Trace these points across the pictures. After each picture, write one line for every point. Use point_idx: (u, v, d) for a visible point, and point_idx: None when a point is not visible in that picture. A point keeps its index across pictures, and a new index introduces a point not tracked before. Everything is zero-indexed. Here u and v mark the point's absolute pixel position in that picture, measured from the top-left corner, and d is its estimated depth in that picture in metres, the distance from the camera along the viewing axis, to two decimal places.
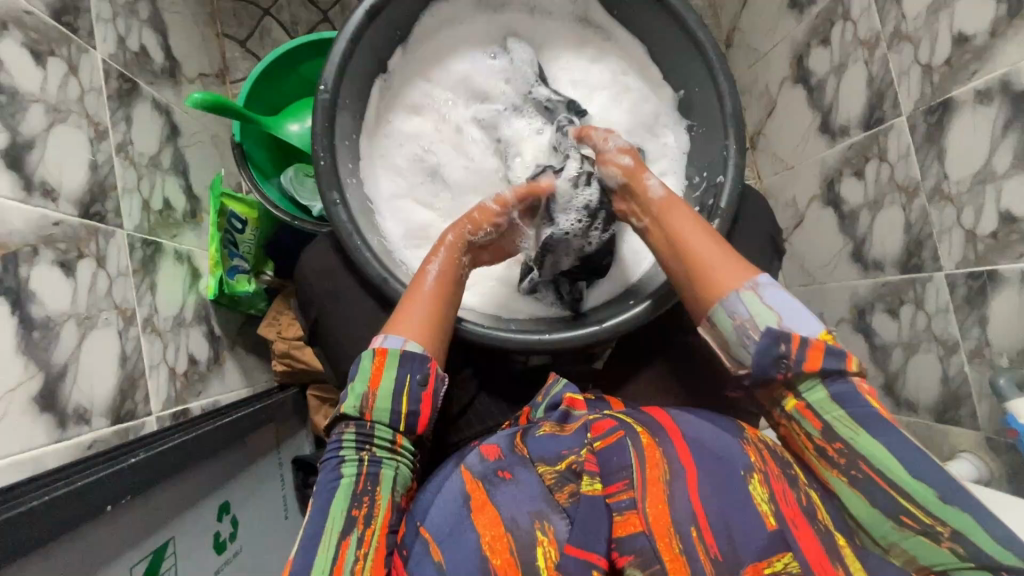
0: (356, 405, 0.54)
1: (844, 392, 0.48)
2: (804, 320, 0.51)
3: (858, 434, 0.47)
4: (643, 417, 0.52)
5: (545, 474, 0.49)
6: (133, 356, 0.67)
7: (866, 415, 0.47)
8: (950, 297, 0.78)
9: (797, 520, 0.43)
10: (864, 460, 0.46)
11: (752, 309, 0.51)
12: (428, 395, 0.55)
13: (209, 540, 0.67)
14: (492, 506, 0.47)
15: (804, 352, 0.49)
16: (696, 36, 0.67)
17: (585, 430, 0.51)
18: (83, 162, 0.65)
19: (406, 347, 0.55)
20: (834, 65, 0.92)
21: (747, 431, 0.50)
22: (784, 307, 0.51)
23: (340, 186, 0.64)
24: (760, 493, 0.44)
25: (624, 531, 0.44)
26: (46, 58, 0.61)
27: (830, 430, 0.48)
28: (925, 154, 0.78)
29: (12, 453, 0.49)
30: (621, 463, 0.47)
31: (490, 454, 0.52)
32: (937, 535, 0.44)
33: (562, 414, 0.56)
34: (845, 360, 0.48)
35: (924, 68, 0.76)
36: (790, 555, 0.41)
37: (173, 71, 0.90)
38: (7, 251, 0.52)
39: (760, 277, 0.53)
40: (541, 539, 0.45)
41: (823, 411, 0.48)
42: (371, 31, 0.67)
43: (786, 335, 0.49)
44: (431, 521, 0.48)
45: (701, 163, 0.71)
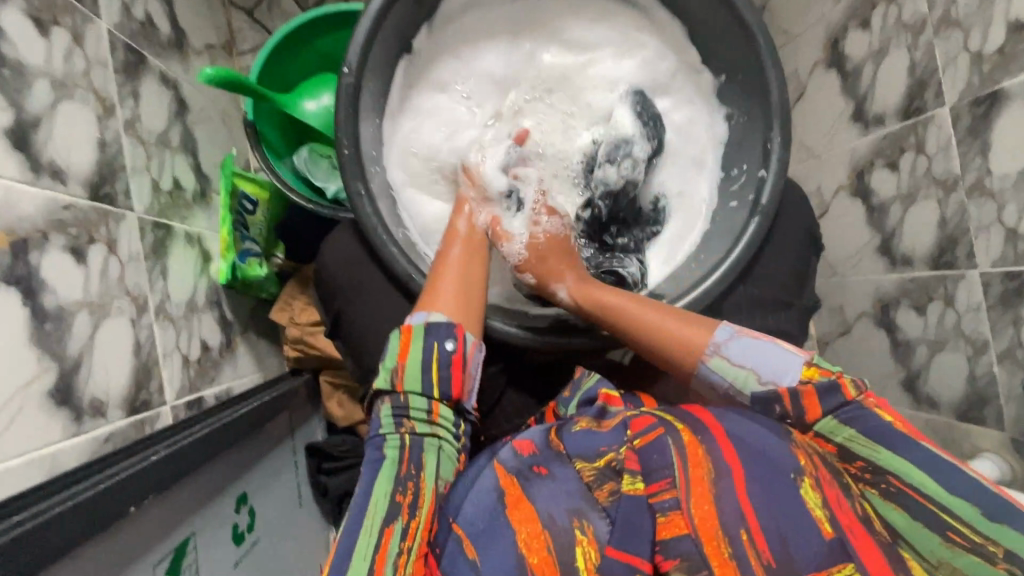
0: (387, 378, 0.52)
1: (852, 415, 0.46)
2: (775, 365, 0.50)
3: (877, 451, 0.44)
4: (682, 412, 0.48)
5: (584, 470, 0.46)
6: (147, 344, 0.65)
7: (883, 431, 0.44)
8: (983, 296, 0.76)
9: (855, 529, 0.39)
10: (891, 473, 0.43)
11: (726, 375, 0.52)
12: (458, 359, 0.53)
13: (227, 533, 0.66)
14: (528, 502, 0.45)
15: (797, 403, 0.47)
16: (744, 18, 0.63)
17: (624, 426, 0.47)
18: (91, 140, 0.61)
19: (431, 319, 0.54)
20: (874, 50, 0.88)
21: (794, 433, 0.45)
22: (749, 361, 0.51)
23: (365, 175, 0.61)
24: (812, 498, 0.40)
25: (669, 533, 0.40)
26: (50, 27, 0.57)
27: (847, 451, 0.45)
28: (967, 147, 0.75)
29: (30, 452, 0.48)
30: (663, 462, 0.42)
31: (525, 450, 0.50)
32: (991, 556, 0.38)
33: (599, 410, 0.53)
34: (842, 390, 0.47)
35: (974, 56, 0.73)
36: (850, 567, 0.38)
37: (179, 42, 0.85)
38: (16, 238, 0.49)
39: (717, 335, 0.53)
40: (581, 539, 0.42)
41: (834, 435, 0.46)
42: (396, 10, 0.63)
43: (774, 395, 0.49)
44: (465, 517, 0.46)
45: (739, 155, 0.68)
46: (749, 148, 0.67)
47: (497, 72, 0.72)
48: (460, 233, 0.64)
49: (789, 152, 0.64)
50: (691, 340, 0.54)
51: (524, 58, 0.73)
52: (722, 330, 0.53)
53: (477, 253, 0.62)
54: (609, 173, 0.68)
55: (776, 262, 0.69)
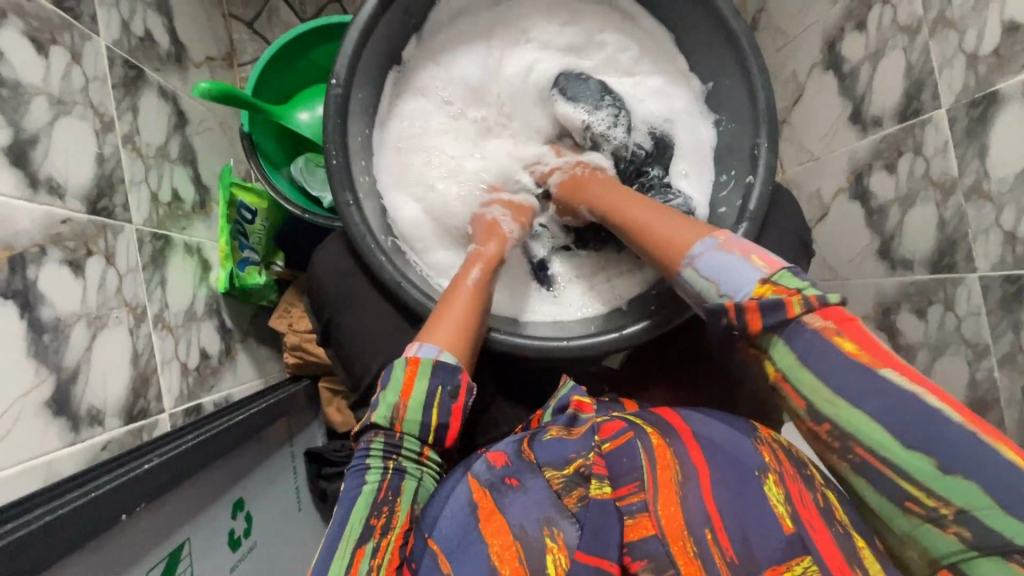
0: (387, 415, 0.52)
1: (808, 353, 0.43)
2: (737, 278, 0.47)
3: (840, 408, 0.41)
4: (650, 416, 0.50)
5: (553, 479, 0.46)
6: (145, 353, 0.66)
7: (839, 377, 0.42)
8: (983, 300, 0.74)
9: (813, 520, 0.40)
10: (856, 442, 0.41)
11: (696, 286, 0.50)
12: (459, 407, 0.53)
13: (223, 539, 0.67)
14: (500, 514, 0.44)
15: (741, 319, 0.46)
16: (730, 25, 0.63)
17: (593, 432, 0.49)
18: (90, 155, 0.63)
19: (441, 357, 0.54)
20: (870, 52, 0.87)
21: (761, 432, 0.47)
22: (714, 272, 0.48)
23: (353, 186, 0.62)
24: (776, 493, 0.41)
25: (636, 535, 0.41)
26: (48, 46, 0.59)
27: (812, 407, 0.43)
28: (965, 149, 0.74)
29: (26, 460, 0.49)
30: (632, 465, 0.44)
31: (498, 461, 0.49)
32: (942, 521, 0.38)
33: (569, 417, 0.53)
34: (785, 307, 0.44)
35: (969, 58, 0.72)
36: (809, 559, 0.38)
37: (179, 56, 0.87)
38: (14, 252, 0.51)
39: (695, 246, 0.50)
40: (550, 546, 0.42)
41: (797, 381, 0.44)
42: (384, 22, 0.64)
43: (722, 308, 0.47)
44: (440, 533, 0.45)
45: (729, 161, 0.68)
46: (738, 154, 0.67)
47: (474, 70, 0.73)
48: (483, 257, 0.63)
49: (776, 157, 0.64)
50: (670, 251, 0.53)
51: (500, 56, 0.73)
52: (700, 242, 0.51)
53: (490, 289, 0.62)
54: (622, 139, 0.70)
55: None
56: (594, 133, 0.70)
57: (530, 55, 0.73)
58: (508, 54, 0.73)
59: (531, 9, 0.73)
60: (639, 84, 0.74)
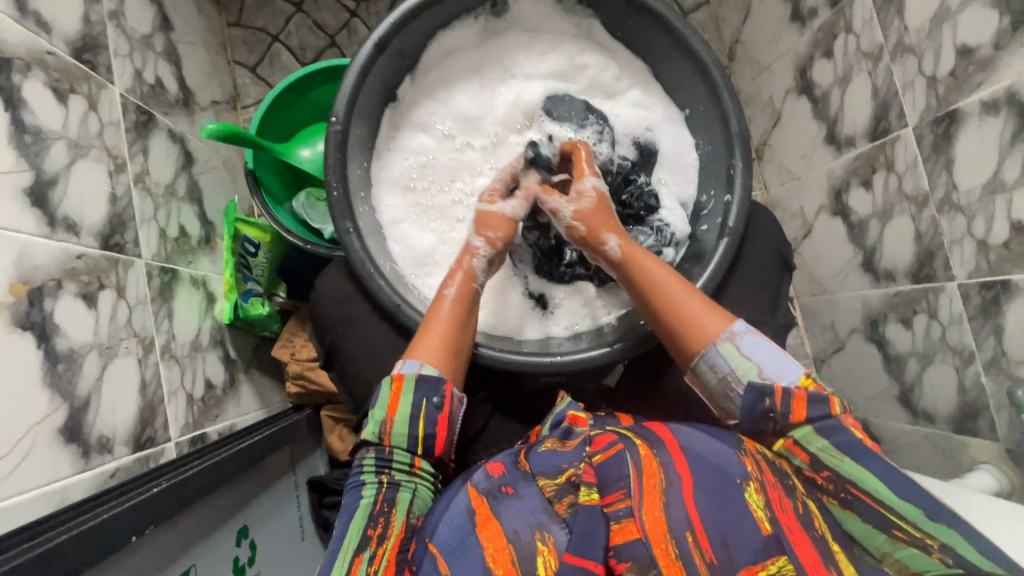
0: (376, 431, 0.55)
1: (828, 427, 0.47)
2: (779, 367, 0.51)
3: (844, 462, 0.46)
4: (643, 429, 0.51)
5: (545, 487, 0.48)
6: (153, 383, 0.68)
7: (849, 444, 0.46)
8: (963, 306, 0.77)
9: (791, 525, 0.41)
10: (852, 484, 0.45)
11: (732, 362, 0.52)
12: (444, 417, 0.56)
13: (227, 566, 0.67)
14: (495, 520, 0.46)
15: (787, 404, 0.48)
16: (701, 57, 0.68)
17: (585, 444, 0.50)
18: (103, 195, 0.66)
19: (423, 371, 0.57)
20: (839, 77, 0.93)
21: (745, 443, 0.47)
22: (756, 355, 0.52)
23: (352, 215, 0.66)
24: (755, 499, 0.42)
25: (621, 539, 0.42)
26: (67, 95, 0.63)
27: (816, 461, 0.47)
28: (933, 164, 0.78)
29: (39, 486, 0.50)
30: (619, 473, 0.45)
31: (494, 471, 0.51)
32: (927, 547, 0.42)
33: (564, 431, 0.55)
34: (828, 404, 0.48)
35: (929, 79, 0.76)
36: (785, 559, 0.39)
37: (187, 101, 0.92)
38: (32, 286, 0.53)
39: (733, 326, 0.53)
40: (541, 548, 0.44)
41: (808, 444, 0.47)
42: (379, 63, 0.68)
43: (768, 389, 0.49)
44: (440, 536, 0.46)
45: (708, 181, 0.72)
46: (716, 175, 0.71)
47: (469, 100, 0.76)
48: (462, 269, 0.65)
49: (752, 176, 0.67)
50: (703, 327, 0.54)
51: (493, 87, 0.77)
52: (738, 322, 0.54)
53: (470, 299, 0.64)
54: (603, 153, 0.72)
55: (749, 283, 0.72)
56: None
57: (517, 86, 0.77)
58: (497, 88, 0.77)
59: (514, 48, 0.78)
60: (619, 103, 0.77)
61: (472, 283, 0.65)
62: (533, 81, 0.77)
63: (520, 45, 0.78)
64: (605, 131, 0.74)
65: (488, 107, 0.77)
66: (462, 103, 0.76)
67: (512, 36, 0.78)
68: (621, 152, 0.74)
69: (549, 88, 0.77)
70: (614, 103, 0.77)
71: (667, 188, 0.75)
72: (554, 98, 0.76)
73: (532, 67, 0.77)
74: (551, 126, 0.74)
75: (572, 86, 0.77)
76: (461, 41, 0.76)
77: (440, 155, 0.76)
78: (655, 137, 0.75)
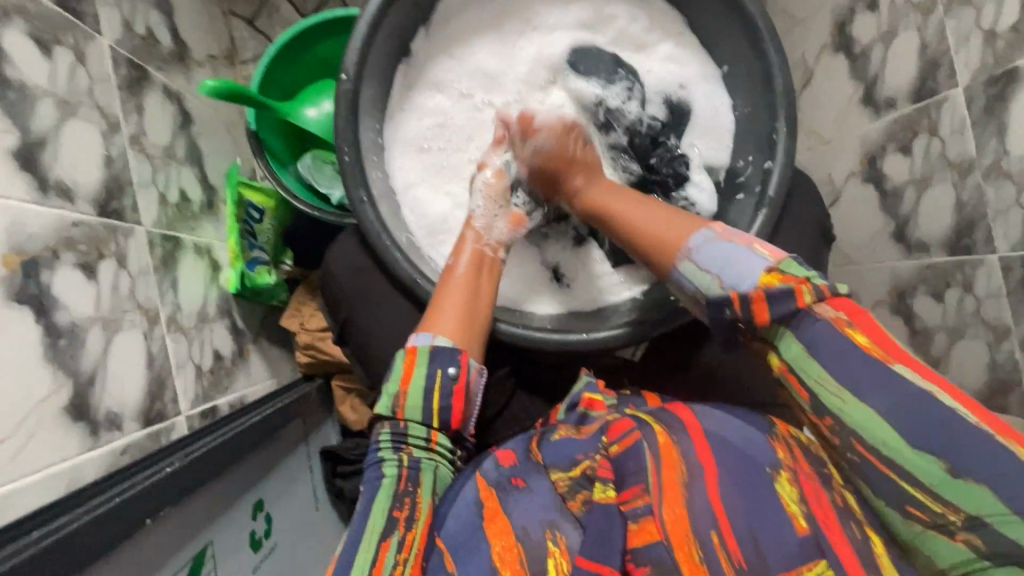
0: (389, 404, 0.53)
1: (814, 338, 0.43)
2: (743, 267, 0.47)
3: (847, 401, 0.41)
4: (662, 413, 0.50)
5: (558, 481, 0.49)
6: (160, 356, 0.66)
7: (841, 354, 0.42)
8: (1003, 281, 0.73)
9: (829, 522, 0.40)
10: (858, 438, 0.41)
11: (695, 281, 0.50)
12: (460, 389, 0.53)
13: (245, 540, 0.67)
14: (504, 516, 0.46)
15: (748, 308, 0.45)
16: (744, 7, 0.62)
17: (603, 433, 0.51)
18: (97, 157, 0.62)
19: (436, 343, 0.54)
20: (882, 32, 0.86)
21: (777, 427, 0.48)
22: (716, 265, 0.48)
23: (366, 183, 0.61)
24: (789, 492, 0.41)
25: (640, 540, 0.41)
26: (52, 47, 0.58)
27: (818, 401, 0.43)
28: (983, 128, 0.73)
29: (47, 467, 0.48)
30: (637, 466, 0.45)
31: (505, 461, 0.52)
32: (951, 529, 0.38)
33: (579, 416, 0.56)
34: (794, 296, 0.44)
35: (987, 34, 0.70)
36: (824, 563, 0.38)
37: (182, 55, 0.86)
38: (27, 256, 0.50)
39: (689, 240, 0.51)
40: (553, 551, 0.44)
41: (802, 372, 0.44)
42: (392, 14, 0.62)
43: (726, 299, 0.47)
44: (447, 530, 0.47)
45: (745, 146, 0.67)
46: (755, 139, 0.65)
47: (488, 54, 0.71)
48: (468, 240, 0.63)
49: (795, 142, 0.62)
50: (671, 236, 0.52)
51: (514, 40, 0.71)
52: (697, 234, 0.51)
53: (483, 266, 0.61)
54: (632, 113, 0.69)
55: (785, 256, 0.68)
56: (607, 108, 0.68)
57: (539, 38, 0.71)
58: (517, 43, 0.71)
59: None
60: (650, 57, 0.71)
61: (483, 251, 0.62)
62: (557, 32, 0.71)
63: None
64: (631, 84, 0.69)
65: (509, 62, 0.71)
66: (483, 58, 0.71)
67: None
68: (651, 112, 0.70)
69: (575, 39, 0.71)
70: (645, 56, 0.71)
71: (699, 153, 0.69)
72: (579, 52, 0.70)
73: (556, 18, 0.71)
74: (577, 81, 0.69)
75: (599, 37, 0.71)
76: None
77: (457, 116, 0.71)
78: (689, 94, 0.70)
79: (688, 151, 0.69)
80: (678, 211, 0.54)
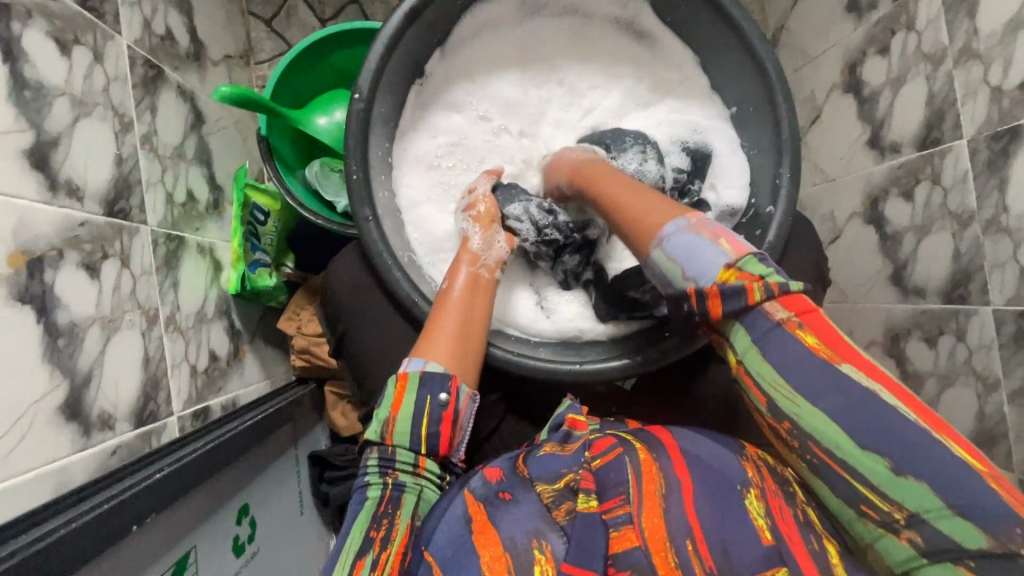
0: (378, 430, 0.53)
1: (765, 335, 0.43)
2: (704, 262, 0.47)
3: (799, 405, 0.42)
4: (643, 435, 0.54)
5: (544, 492, 0.49)
6: (156, 357, 0.66)
7: (794, 365, 0.42)
8: (995, 333, 0.74)
9: (791, 533, 0.42)
10: (814, 442, 0.41)
11: (662, 267, 0.50)
12: (449, 415, 0.54)
13: (228, 544, 0.67)
14: (493, 528, 0.46)
15: (702, 303, 0.46)
16: (757, 54, 0.63)
17: (584, 450, 0.52)
18: (108, 156, 0.63)
19: (427, 367, 0.55)
20: (891, 77, 0.87)
21: (747, 449, 0.50)
22: (679, 255, 0.48)
23: (372, 201, 0.62)
24: (755, 507, 0.44)
25: (620, 547, 0.43)
26: (71, 47, 0.59)
27: (774, 405, 0.43)
28: (984, 182, 0.74)
29: (36, 467, 0.48)
30: (618, 479, 0.48)
31: (492, 477, 0.51)
32: (896, 527, 0.39)
33: (563, 435, 0.56)
34: (745, 294, 0.44)
35: (993, 90, 0.71)
36: (784, 570, 0.40)
37: (198, 55, 0.87)
38: (32, 255, 0.50)
39: (665, 228, 0.50)
40: (538, 557, 0.43)
41: (757, 375, 0.44)
42: (409, 36, 0.63)
43: (684, 292, 0.47)
44: (435, 544, 0.46)
45: (748, 188, 0.68)
46: (759, 182, 0.66)
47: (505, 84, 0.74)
48: (463, 262, 0.63)
49: (798, 189, 0.63)
50: (650, 219, 0.52)
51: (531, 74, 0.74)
52: (673, 222, 0.50)
53: (478, 286, 0.62)
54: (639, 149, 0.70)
55: None
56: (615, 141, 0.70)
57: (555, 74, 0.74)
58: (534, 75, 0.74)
59: (552, 30, 0.74)
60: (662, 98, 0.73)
61: (478, 274, 0.62)
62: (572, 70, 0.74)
63: (560, 31, 0.74)
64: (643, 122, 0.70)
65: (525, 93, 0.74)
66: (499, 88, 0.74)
67: (551, 15, 0.73)
68: (673, 163, 0.70)
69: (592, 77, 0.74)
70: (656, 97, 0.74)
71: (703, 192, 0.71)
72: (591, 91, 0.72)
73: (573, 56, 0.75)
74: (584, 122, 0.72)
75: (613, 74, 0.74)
76: (497, 15, 0.71)
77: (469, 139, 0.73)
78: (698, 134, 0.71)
79: (707, 195, 0.70)
80: (667, 199, 0.54)
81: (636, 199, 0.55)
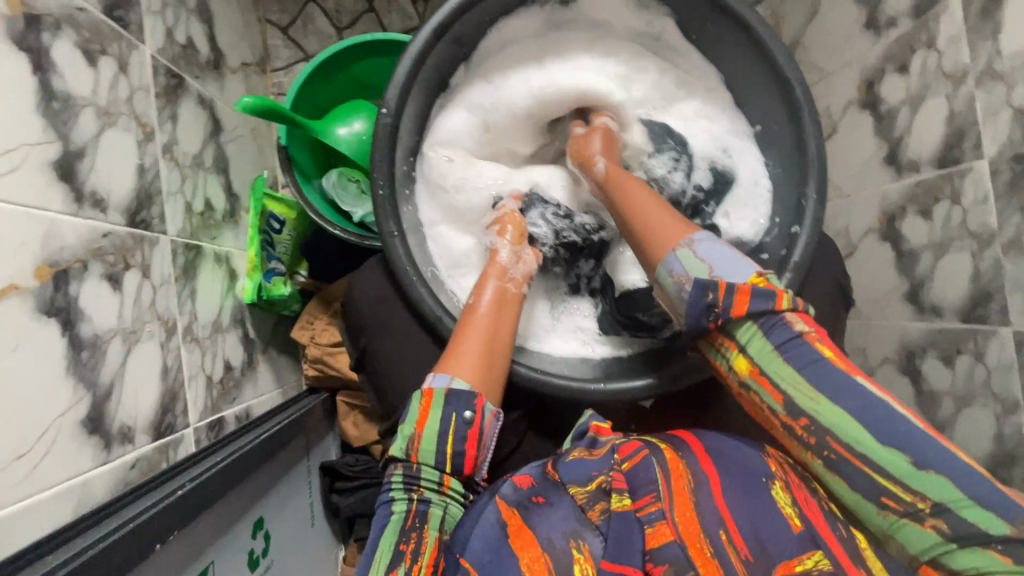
0: (404, 446, 0.54)
1: (789, 343, 0.45)
2: (734, 267, 0.50)
3: (822, 406, 0.43)
4: (669, 438, 0.53)
5: (577, 495, 0.49)
6: (174, 367, 0.66)
7: (815, 368, 0.44)
8: (1015, 354, 0.73)
9: (820, 522, 0.42)
10: (833, 437, 0.43)
11: (686, 265, 0.51)
12: (475, 433, 0.53)
13: (243, 558, 0.66)
14: (528, 530, 0.46)
15: (730, 297, 0.47)
16: (783, 74, 0.63)
17: (612, 452, 0.51)
18: (131, 166, 0.62)
19: (453, 384, 0.55)
20: (910, 96, 0.87)
21: (769, 448, 0.51)
22: (710, 257, 0.50)
23: (397, 216, 0.63)
24: (783, 497, 0.44)
25: (656, 543, 0.43)
26: (97, 57, 0.59)
27: (792, 404, 0.44)
28: (1006, 203, 0.73)
29: (59, 485, 0.48)
30: (648, 477, 0.47)
31: (523, 483, 0.51)
32: (920, 516, 0.40)
33: (590, 441, 0.55)
34: (773, 299, 0.46)
35: (1016, 111, 0.71)
36: (820, 553, 0.40)
37: (217, 63, 0.87)
38: (58, 268, 0.50)
39: (694, 233, 0.53)
40: (576, 556, 0.43)
41: (778, 377, 0.45)
42: (436, 52, 0.64)
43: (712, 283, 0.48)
44: (471, 550, 0.45)
45: (773, 207, 0.67)
46: (784, 201, 0.66)
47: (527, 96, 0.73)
48: (489, 275, 0.63)
49: (824, 210, 0.62)
50: (664, 233, 0.54)
51: None
52: (700, 231, 0.53)
53: (502, 301, 0.61)
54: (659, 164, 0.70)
55: None
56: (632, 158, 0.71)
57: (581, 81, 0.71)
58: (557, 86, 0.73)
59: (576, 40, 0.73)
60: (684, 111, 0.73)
61: (502, 287, 0.62)
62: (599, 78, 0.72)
63: (584, 40, 0.72)
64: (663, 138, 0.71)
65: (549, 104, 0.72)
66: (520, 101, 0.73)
67: (577, 28, 0.72)
68: (697, 180, 0.70)
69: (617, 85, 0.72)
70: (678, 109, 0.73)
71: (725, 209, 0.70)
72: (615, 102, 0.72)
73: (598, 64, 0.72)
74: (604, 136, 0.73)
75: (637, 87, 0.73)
76: (521, 28, 0.71)
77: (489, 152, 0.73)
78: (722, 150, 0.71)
79: (724, 218, 0.69)
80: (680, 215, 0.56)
81: (650, 209, 0.57)
